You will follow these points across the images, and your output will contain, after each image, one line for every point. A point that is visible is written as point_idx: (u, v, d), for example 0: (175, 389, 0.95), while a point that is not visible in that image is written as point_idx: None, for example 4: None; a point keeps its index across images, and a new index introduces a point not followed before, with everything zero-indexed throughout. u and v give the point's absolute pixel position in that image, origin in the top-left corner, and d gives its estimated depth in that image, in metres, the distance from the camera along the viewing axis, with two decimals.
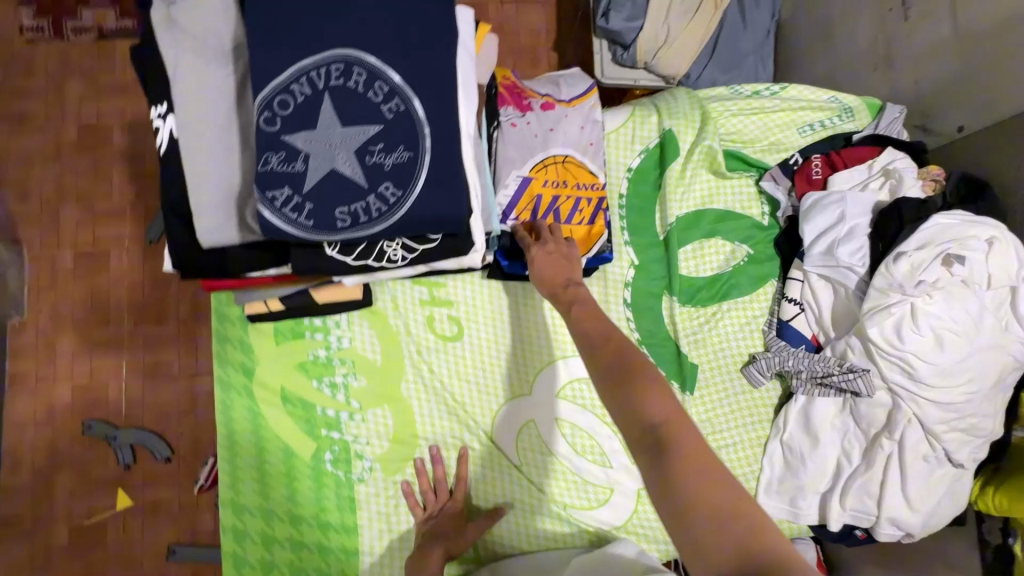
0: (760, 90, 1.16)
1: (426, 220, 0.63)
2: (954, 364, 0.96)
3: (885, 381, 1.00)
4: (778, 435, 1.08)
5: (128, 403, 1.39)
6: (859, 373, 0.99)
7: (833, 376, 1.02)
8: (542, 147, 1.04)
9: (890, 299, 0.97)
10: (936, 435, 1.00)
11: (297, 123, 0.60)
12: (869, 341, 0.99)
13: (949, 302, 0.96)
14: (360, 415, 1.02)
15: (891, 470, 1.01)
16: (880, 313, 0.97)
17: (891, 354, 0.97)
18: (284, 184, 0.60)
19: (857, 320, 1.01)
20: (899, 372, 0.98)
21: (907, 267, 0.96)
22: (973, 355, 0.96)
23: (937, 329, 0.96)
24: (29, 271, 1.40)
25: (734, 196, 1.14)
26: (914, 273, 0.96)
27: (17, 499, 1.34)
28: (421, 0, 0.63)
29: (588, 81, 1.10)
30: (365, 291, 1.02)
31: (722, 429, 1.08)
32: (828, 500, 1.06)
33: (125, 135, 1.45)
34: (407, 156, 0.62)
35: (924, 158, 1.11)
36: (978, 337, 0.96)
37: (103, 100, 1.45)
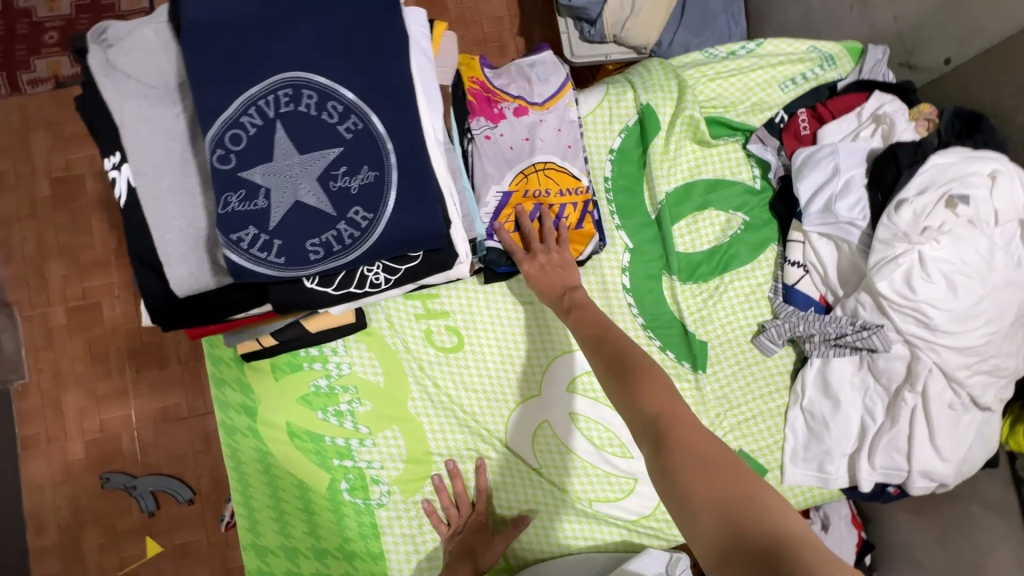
0: (736, 49, 1.12)
1: (403, 240, 0.60)
2: (969, 307, 0.93)
3: (900, 333, 0.97)
4: (799, 402, 1.05)
5: (143, 451, 1.37)
6: (873, 329, 0.97)
7: (847, 336, 0.99)
8: (520, 153, 1.02)
9: (896, 249, 0.94)
10: (961, 381, 0.97)
11: (253, 157, 0.57)
12: (879, 296, 0.96)
13: (957, 244, 0.92)
14: (371, 440, 1.00)
15: (917, 422, 0.99)
16: (888, 265, 0.94)
17: (903, 306, 0.94)
18: (248, 223, 0.57)
19: (865, 275, 0.98)
20: (914, 323, 0.95)
21: (910, 215, 0.93)
22: (988, 296, 0.93)
23: (949, 275, 0.92)
24: (23, 333, 1.37)
25: (723, 164, 1.10)
26: (918, 220, 0.92)
27: (44, 562, 1.32)
28: (365, 8, 0.59)
29: (562, 77, 1.06)
30: (358, 314, 0.99)
31: (740, 403, 1.06)
32: (856, 460, 1.03)
33: (96, 183, 1.42)
34: (374, 177, 0.58)
35: (914, 97, 1.07)
36: (990, 277, 0.93)
37: (69, 151, 1.42)
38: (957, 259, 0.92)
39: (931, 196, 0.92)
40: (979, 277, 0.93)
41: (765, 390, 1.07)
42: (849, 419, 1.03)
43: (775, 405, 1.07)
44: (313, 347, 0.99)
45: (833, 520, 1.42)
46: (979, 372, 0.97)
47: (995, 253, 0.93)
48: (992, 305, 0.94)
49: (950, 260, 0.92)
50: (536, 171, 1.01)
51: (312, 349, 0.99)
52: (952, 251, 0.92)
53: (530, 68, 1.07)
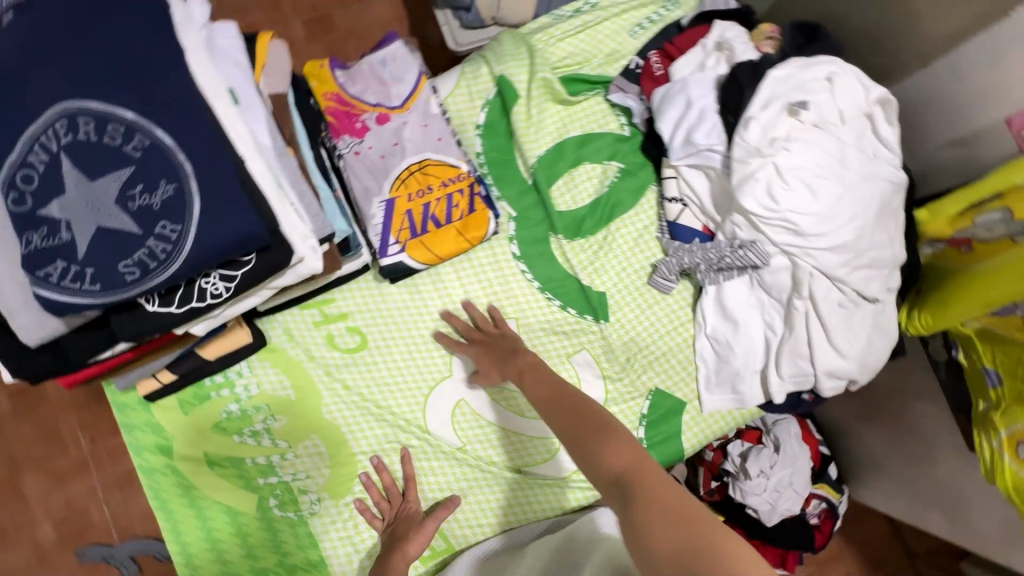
0: (580, 6, 1.13)
1: (218, 245, 0.60)
2: (831, 207, 0.96)
3: (776, 246, 1.00)
4: (703, 331, 1.08)
5: (112, 519, 1.48)
6: (747, 246, 1.00)
7: (726, 258, 1.02)
8: (392, 159, 1.01)
9: (752, 165, 0.96)
10: (842, 280, 1.00)
11: (46, 193, 0.57)
12: (749, 214, 0.98)
13: (807, 148, 0.95)
14: (292, 453, 1.00)
15: (812, 326, 1.02)
16: (748, 183, 0.96)
17: (771, 219, 0.97)
18: (55, 258, 0.57)
19: (732, 196, 1.00)
20: (786, 233, 0.98)
21: (759, 130, 0.96)
22: (848, 193, 0.96)
23: (806, 180, 0.95)
24: None
25: (588, 118, 1.13)
26: (766, 134, 0.96)
27: None
28: (133, 29, 0.60)
29: (415, 70, 1.05)
30: (255, 332, 1.00)
31: (648, 343, 1.09)
32: (767, 375, 1.06)
33: None
34: (173, 189, 0.59)
35: (753, 19, 1.10)
36: (845, 174, 0.97)
37: None
38: (812, 164, 0.95)
39: (776, 111, 0.95)
40: (836, 177, 0.96)
41: (670, 327, 1.10)
42: (751, 337, 1.06)
43: (682, 339, 1.10)
44: (216, 374, 1.00)
45: (784, 440, 1.46)
46: (859, 267, 1.00)
47: (845, 151, 0.97)
48: (853, 202, 0.97)
49: (805, 165, 0.95)
50: (412, 172, 1.01)
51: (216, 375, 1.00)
52: (805, 156, 0.95)
53: (382, 67, 1.06)
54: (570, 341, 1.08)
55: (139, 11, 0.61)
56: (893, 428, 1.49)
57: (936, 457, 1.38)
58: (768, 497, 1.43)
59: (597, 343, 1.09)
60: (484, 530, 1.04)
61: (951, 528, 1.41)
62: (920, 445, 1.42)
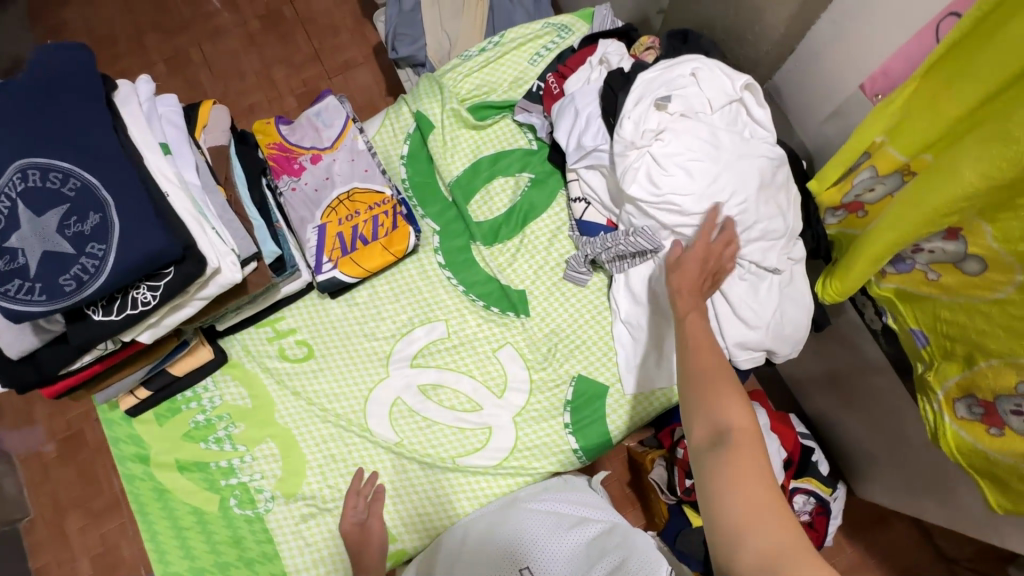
0: (484, 46, 1.30)
1: (135, 258, 0.77)
2: (710, 186, 1.03)
3: (667, 228, 1.07)
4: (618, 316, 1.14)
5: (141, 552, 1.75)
6: (638, 231, 1.08)
7: (622, 244, 1.10)
8: (324, 191, 1.19)
9: (630, 158, 1.06)
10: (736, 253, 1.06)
11: (7, 230, 0.75)
12: (638, 202, 1.07)
13: (679, 136, 1.04)
14: (250, 456, 1.13)
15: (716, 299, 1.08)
16: (630, 174, 1.06)
17: (656, 203, 1.05)
18: (12, 278, 0.75)
19: (621, 188, 1.10)
20: (673, 214, 1.06)
21: (633, 126, 1.06)
22: (727, 172, 1.03)
23: (682, 164, 1.04)
24: (23, 476, 1.78)
25: (498, 138, 1.27)
26: (639, 128, 1.05)
27: None
28: (73, 104, 0.80)
29: (342, 117, 1.24)
30: (216, 350, 1.15)
31: (568, 333, 1.16)
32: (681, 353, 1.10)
33: None
34: (99, 218, 0.77)
35: (635, 34, 1.23)
36: (721, 155, 1.04)
37: None
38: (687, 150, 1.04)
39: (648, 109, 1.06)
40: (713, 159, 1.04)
41: (589, 317, 1.17)
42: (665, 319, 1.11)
43: (601, 326, 1.16)
44: (186, 388, 1.15)
45: None
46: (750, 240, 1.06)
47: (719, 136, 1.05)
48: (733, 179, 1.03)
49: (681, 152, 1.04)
50: (340, 200, 1.18)
51: (185, 390, 1.15)
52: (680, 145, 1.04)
53: (317, 118, 1.25)
54: (495, 336, 1.16)
55: (79, 90, 0.81)
56: (868, 410, 1.45)
57: (910, 435, 1.33)
58: None
59: (521, 337, 1.16)
60: (427, 522, 1.10)
61: (943, 512, 1.33)
62: (894, 424, 1.37)
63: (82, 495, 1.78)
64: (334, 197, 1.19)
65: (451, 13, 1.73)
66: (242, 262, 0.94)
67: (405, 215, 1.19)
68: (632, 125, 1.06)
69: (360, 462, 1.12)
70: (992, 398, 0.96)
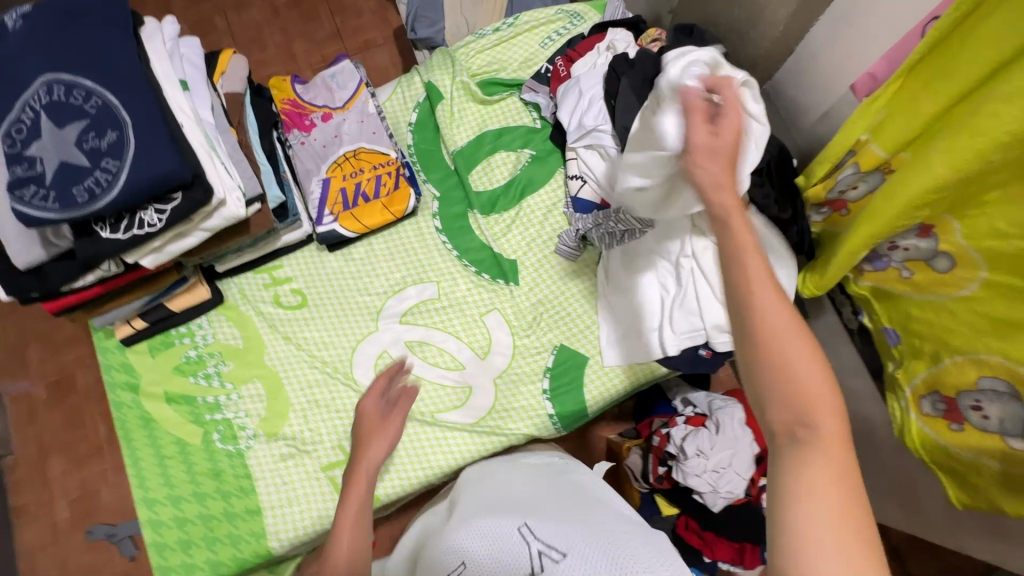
0: (498, 26, 1.35)
1: (144, 176, 0.81)
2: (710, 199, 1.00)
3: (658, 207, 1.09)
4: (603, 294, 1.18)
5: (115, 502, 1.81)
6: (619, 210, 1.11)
7: (608, 224, 1.14)
8: (332, 148, 1.24)
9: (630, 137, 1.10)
10: None
11: (29, 139, 0.80)
12: None
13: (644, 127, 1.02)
14: (236, 394, 1.16)
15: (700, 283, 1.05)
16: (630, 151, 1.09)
17: None
18: (30, 184, 0.80)
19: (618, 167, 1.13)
20: None
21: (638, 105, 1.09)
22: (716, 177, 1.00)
23: None
24: (14, 410, 1.85)
25: (504, 114, 1.32)
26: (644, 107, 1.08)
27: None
28: (101, 28, 0.85)
29: (355, 80, 1.29)
30: (214, 290, 1.20)
31: (554, 304, 1.20)
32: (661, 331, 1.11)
33: None
34: (116, 135, 0.81)
35: (643, 26, 1.28)
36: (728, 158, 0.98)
37: None
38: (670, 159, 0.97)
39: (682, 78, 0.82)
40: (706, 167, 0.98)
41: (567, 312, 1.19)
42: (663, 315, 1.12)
43: (586, 300, 1.20)
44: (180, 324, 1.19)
45: (725, 422, 1.48)
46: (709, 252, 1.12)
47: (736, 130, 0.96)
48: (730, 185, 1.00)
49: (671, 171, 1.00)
50: (347, 158, 1.23)
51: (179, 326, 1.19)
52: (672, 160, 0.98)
53: (331, 79, 1.30)
54: (483, 302, 1.20)
55: (105, 16, 0.86)
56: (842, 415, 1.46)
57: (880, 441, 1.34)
58: (707, 477, 1.44)
59: (509, 304, 1.20)
60: (403, 477, 1.12)
61: (907, 520, 1.34)
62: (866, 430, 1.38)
63: (70, 438, 1.84)
64: (340, 154, 1.24)
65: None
66: (248, 201, 0.98)
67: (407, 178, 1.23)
68: (647, 114, 0.92)
69: (342, 411, 1.15)
70: (955, 394, 0.99)
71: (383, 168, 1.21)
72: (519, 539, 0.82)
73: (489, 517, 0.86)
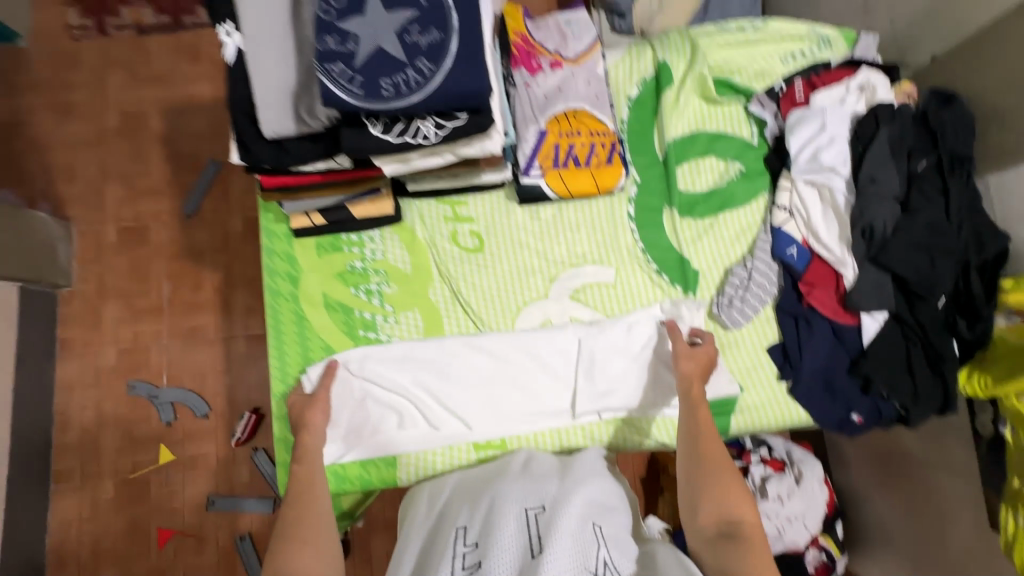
0: (745, 25, 1.28)
1: (457, 89, 0.78)
2: (461, 276, 1.16)
3: (833, 253, 1.13)
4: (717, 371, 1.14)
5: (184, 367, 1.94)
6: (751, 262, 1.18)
7: (743, 280, 1.17)
8: (554, 100, 1.15)
9: (832, 181, 1.13)
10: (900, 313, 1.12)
11: (348, 12, 0.79)
12: (812, 231, 1.15)
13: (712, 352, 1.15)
14: (394, 318, 1.14)
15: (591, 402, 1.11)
16: (830, 206, 1.14)
17: (812, 231, 1.15)
18: (338, 60, 0.77)
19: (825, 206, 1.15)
20: (822, 249, 1.15)
21: (840, 154, 1.14)
22: (534, 388, 1.11)
23: (835, 211, 1.14)
24: None
25: (725, 120, 1.26)
26: (843, 157, 1.14)
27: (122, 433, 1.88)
28: None
29: (593, 34, 1.20)
30: (396, 208, 1.13)
31: (745, 350, 1.18)
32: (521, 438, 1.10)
33: (161, 121, 1.70)
34: (439, 37, 0.79)
35: (898, 77, 1.20)
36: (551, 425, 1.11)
37: (152, 88, 1.70)
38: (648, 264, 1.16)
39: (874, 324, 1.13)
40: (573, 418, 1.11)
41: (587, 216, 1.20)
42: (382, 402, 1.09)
43: (759, 338, 1.19)
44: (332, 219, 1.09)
45: (808, 476, 1.51)
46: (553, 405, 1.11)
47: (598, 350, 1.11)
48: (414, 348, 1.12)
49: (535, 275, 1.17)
50: (568, 115, 1.14)
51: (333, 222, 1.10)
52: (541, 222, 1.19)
53: (567, 26, 1.21)
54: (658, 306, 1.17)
55: None
56: (911, 502, 1.47)
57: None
58: (777, 522, 1.47)
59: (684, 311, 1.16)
60: (540, 446, 1.11)
61: None
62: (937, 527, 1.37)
63: (129, 288, 1.63)
64: (566, 107, 1.15)
65: None
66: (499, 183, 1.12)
67: (621, 156, 1.17)
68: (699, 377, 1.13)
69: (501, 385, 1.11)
70: None
71: (600, 138, 1.14)
72: (592, 537, 0.80)
73: (588, 498, 0.88)
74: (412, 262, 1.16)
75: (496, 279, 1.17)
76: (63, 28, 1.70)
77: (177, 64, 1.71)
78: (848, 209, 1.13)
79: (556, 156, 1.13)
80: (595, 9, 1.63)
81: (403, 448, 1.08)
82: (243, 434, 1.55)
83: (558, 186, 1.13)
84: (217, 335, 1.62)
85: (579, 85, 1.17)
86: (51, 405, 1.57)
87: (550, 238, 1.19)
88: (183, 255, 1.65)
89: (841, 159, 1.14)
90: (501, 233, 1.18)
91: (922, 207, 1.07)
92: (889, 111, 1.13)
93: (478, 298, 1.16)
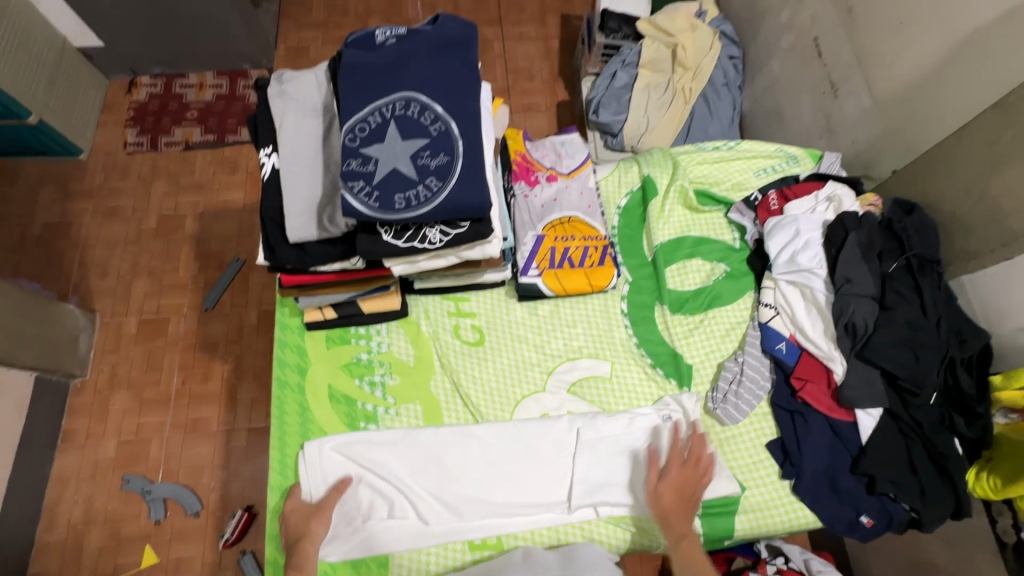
0: (719, 145, 1.46)
1: (461, 202, 0.90)
2: (461, 370, 1.20)
3: (821, 349, 1.17)
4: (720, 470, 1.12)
5: None
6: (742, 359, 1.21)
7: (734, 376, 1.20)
8: (550, 209, 1.28)
9: (811, 281, 1.21)
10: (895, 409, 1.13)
11: (370, 139, 0.92)
12: (798, 327, 1.21)
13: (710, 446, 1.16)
14: (395, 409, 1.16)
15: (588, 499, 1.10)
16: (813, 304, 1.20)
17: (798, 327, 1.21)
18: (360, 179, 0.90)
19: (808, 304, 1.21)
20: (809, 345, 1.19)
21: (815, 256, 1.22)
22: (531, 484, 1.09)
23: (818, 309, 1.20)
24: None
25: (708, 226, 1.39)
26: (818, 259, 1.22)
27: None
28: (460, 76, 0.96)
29: (584, 153, 1.36)
30: (403, 303, 1.22)
31: (743, 446, 1.18)
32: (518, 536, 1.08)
33: (195, 223, 1.86)
34: (446, 160, 0.92)
35: (862, 189, 1.33)
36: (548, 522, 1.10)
37: (191, 195, 1.89)
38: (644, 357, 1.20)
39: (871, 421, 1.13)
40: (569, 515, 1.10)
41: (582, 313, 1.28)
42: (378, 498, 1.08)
43: (755, 433, 1.19)
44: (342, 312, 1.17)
45: None
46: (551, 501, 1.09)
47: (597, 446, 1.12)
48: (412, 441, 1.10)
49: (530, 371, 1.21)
50: (563, 221, 1.27)
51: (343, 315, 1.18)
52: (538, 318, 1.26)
53: (561, 145, 1.38)
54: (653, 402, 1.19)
55: (468, 66, 0.96)
56: None
57: None
58: None
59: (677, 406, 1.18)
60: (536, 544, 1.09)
61: None
62: None
63: (139, 379, 1.68)
64: (561, 215, 1.28)
65: (658, 99, 1.76)
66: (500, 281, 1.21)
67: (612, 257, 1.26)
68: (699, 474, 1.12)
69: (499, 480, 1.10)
70: None
71: (593, 242, 1.25)
72: None
73: None
74: (415, 355, 1.21)
75: (495, 371, 1.21)
76: (121, 146, 1.94)
77: (216, 175, 1.92)
78: (829, 307, 1.18)
79: (551, 257, 1.23)
80: (590, 129, 1.84)
81: (398, 547, 1.05)
82: (232, 534, 1.50)
83: (552, 285, 1.22)
84: (218, 427, 1.63)
85: (573, 196, 1.31)
86: (43, 499, 1.54)
87: (548, 333, 1.25)
88: (197, 346, 1.72)
89: (817, 261, 1.22)
90: (501, 329, 1.25)
91: (897, 307, 1.13)
92: (856, 219, 1.22)
93: (477, 391, 1.19)
